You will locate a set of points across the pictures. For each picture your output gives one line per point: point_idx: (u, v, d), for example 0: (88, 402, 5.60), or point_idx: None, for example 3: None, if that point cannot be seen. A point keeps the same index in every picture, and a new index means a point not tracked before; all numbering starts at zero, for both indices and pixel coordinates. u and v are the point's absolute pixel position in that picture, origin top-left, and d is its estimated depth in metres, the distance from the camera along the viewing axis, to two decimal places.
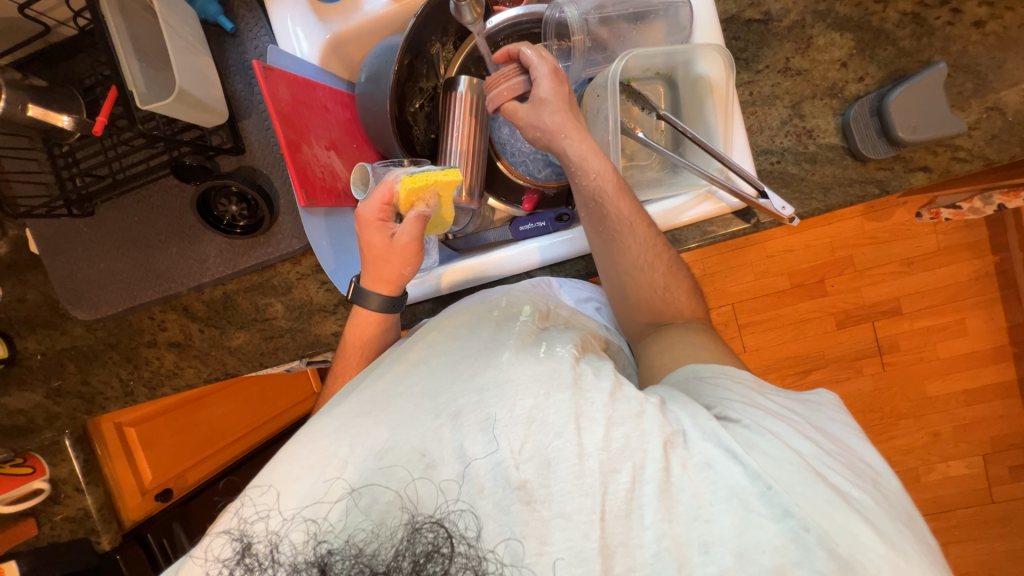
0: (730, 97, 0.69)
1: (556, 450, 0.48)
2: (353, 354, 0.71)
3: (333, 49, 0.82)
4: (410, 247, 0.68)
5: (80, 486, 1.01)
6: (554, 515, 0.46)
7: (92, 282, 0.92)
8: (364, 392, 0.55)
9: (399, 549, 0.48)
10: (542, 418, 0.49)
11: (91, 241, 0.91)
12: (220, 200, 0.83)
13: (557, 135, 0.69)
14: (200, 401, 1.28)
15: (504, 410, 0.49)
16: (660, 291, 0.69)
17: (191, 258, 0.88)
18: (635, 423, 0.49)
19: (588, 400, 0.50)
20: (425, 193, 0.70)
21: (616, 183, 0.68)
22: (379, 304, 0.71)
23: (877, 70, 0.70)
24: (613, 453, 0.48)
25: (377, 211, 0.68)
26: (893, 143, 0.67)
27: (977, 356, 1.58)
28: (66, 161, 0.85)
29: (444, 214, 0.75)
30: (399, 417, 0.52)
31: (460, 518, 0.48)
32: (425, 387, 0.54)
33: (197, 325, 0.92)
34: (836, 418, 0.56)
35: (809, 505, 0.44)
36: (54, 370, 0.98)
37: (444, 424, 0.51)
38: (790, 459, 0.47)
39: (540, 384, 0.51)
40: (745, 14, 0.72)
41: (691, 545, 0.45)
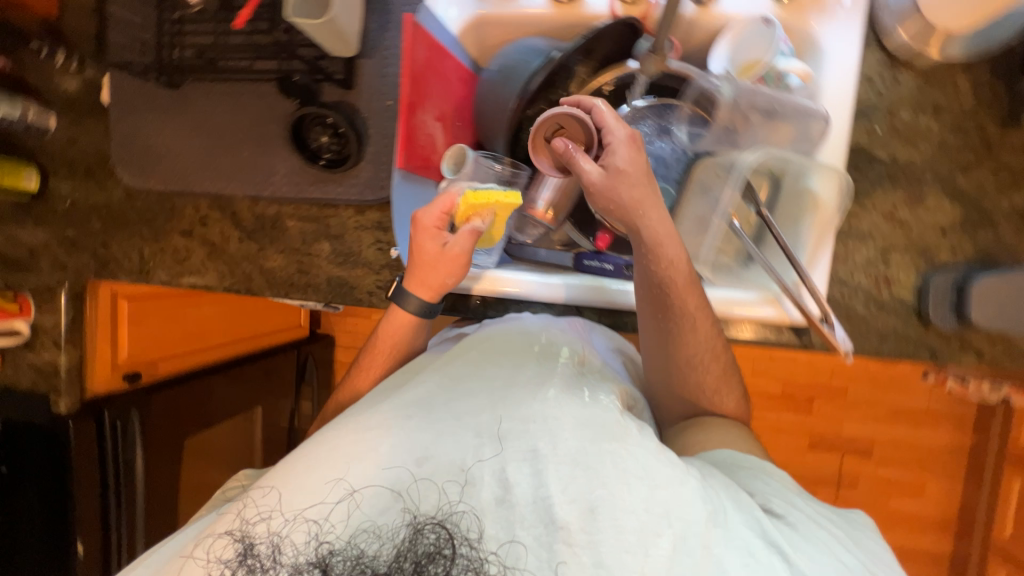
0: (831, 222, 0.72)
1: (599, 497, 0.48)
2: (381, 353, 0.72)
3: (475, 28, 0.81)
4: (457, 259, 0.69)
5: (59, 341, 0.99)
6: (593, 565, 0.46)
7: (153, 153, 0.90)
8: (407, 394, 0.58)
9: (400, 550, 0.48)
10: (585, 463, 0.49)
11: (166, 114, 0.89)
12: (313, 127, 0.82)
13: (633, 213, 0.63)
14: (194, 297, 1.31)
15: (547, 444, 0.51)
16: (706, 390, 0.72)
17: (260, 168, 0.86)
18: (674, 488, 0.49)
19: (631, 454, 0.50)
20: (485, 210, 0.70)
21: (688, 274, 0.67)
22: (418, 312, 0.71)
23: (972, 247, 0.72)
24: (655, 515, 0.47)
25: (434, 219, 0.67)
26: (962, 320, 0.69)
27: (924, 521, 1.64)
28: (175, 32, 0.84)
29: (493, 232, 0.76)
30: (440, 426, 0.54)
31: (460, 519, 0.49)
32: (463, 403, 0.56)
33: (239, 233, 0.89)
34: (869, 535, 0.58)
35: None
36: (77, 222, 0.95)
37: (484, 444, 0.52)
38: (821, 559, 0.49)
39: (584, 429, 0.52)
40: (873, 149, 0.73)
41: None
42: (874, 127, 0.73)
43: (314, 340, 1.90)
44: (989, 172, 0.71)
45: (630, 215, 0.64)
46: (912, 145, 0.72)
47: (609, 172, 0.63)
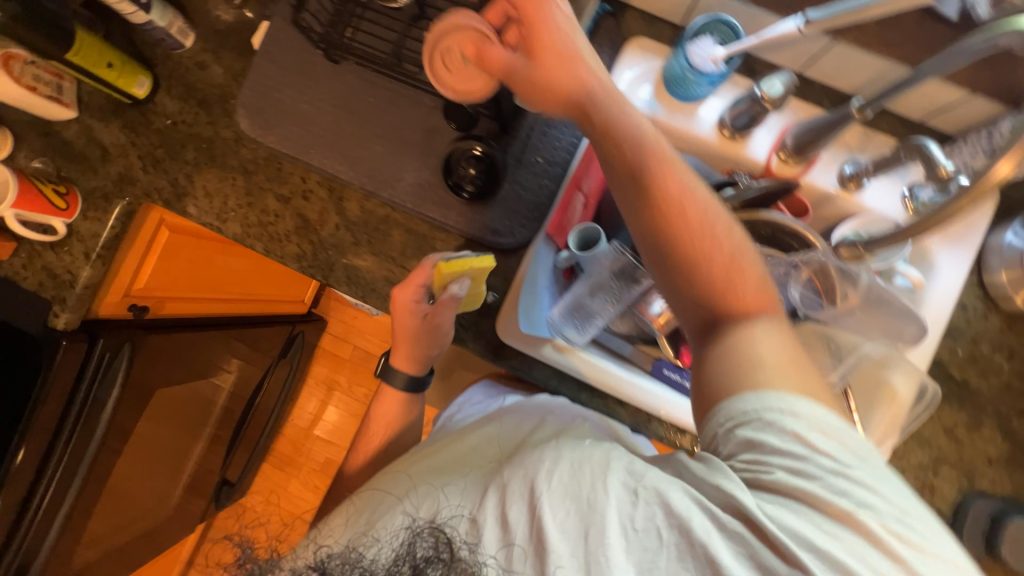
0: (899, 420, 0.76)
1: (580, 521, 0.51)
2: (376, 428, 0.87)
3: None
4: (432, 331, 0.79)
5: (91, 254, 0.90)
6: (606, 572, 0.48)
7: (281, 110, 0.86)
8: (421, 459, 0.71)
9: (400, 554, 0.53)
10: (578, 495, 0.52)
11: (313, 80, 0.87)
12: (460, 160, 0.80)
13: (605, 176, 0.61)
14: (226, 246, 1.21)
15: (544, 477, 0.54)
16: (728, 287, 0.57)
17: (388, 168, 0.84)
18: (640, 504, 0.50)
19: (592, 466, 0.54)
20: (460, 276, 0.74)
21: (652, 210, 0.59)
22: (403, 384, 0.87)
23: (1008, 484, 0.78)
24: (638, 527, 0.49)
25: (410, 297, 0.76)
26: (995, 556, 0.74)
27: None
28: (355, 12, 0.82)
29: (478, 292, 0.78)
30: (443, 468, 0.66)
31: (458, 525, 0.55)
32: (461, 462, 0.68)
33: (338, 220, 0.86)
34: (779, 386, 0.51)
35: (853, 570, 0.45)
36: (170, 143, 0.89)
37: (486, 489, 0.58)
38: (842, 540, 0.46)
39: (579, 463, 0.54)
40: (950, 367, 0.79)
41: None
42: (956, 349, 0.80)
43: (308, 321, 1.79)
44: None
45: (604, 141, 0.59)
46: (984, 377, 0.79)
47: (534, 58, 0.59)
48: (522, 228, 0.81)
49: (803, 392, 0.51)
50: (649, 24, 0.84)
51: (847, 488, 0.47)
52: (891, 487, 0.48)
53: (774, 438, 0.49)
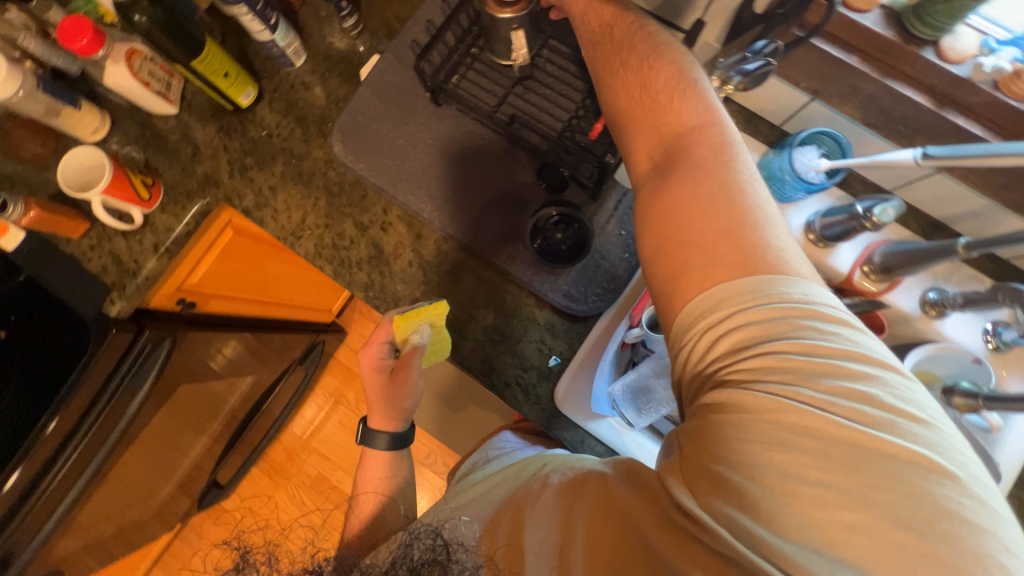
0: None
1: (568, 546, 0.50)
2: (367, 489, 0.78)
3: None
4: (394, 389, 0.79)
5: (159, 247, 0.90)
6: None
7: (377, 142, 0.88)
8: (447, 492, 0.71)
9: (399, 560, 0.55)
10: (566, 514, 0.52)
11: (414, 120, 0.88)
12: (547, 221, 0.82)
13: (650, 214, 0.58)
14: (277, 251, 1.17)
15: (532, 490, 0.57)
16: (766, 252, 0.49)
17: (472, 215, 0.85)
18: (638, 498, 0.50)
19: (581, 484, 0.54)
20: (419, 325, 0.77)
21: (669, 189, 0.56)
22: (386, 445, 0.80)
23: None
24: (614, 520, 0.50)
25: (374, 354, 0.79)
26: None
27: None
28: (465, 60, 0.83)
29: (443, 339, 0.79)
30: (453, 496, 0.66)
31: (460, 530, 0.57)
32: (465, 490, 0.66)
33: (412, 257, 0.86)
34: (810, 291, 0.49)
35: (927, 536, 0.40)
36: (262, 153, 0.90)
37: (484, 506, 0.60)
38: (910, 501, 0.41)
39: (574, 481, 0.55)
40: (1018, 517, 0.76)
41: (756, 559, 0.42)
42: None
43: (331, 330, 1.76)
44: None
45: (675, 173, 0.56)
46: None
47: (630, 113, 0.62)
48: (597, 301, 0.81)
49: (846, 373, 0.45)
50: (749, 120, 0.86)
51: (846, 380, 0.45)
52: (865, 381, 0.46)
53: (802, 394, 0.45)
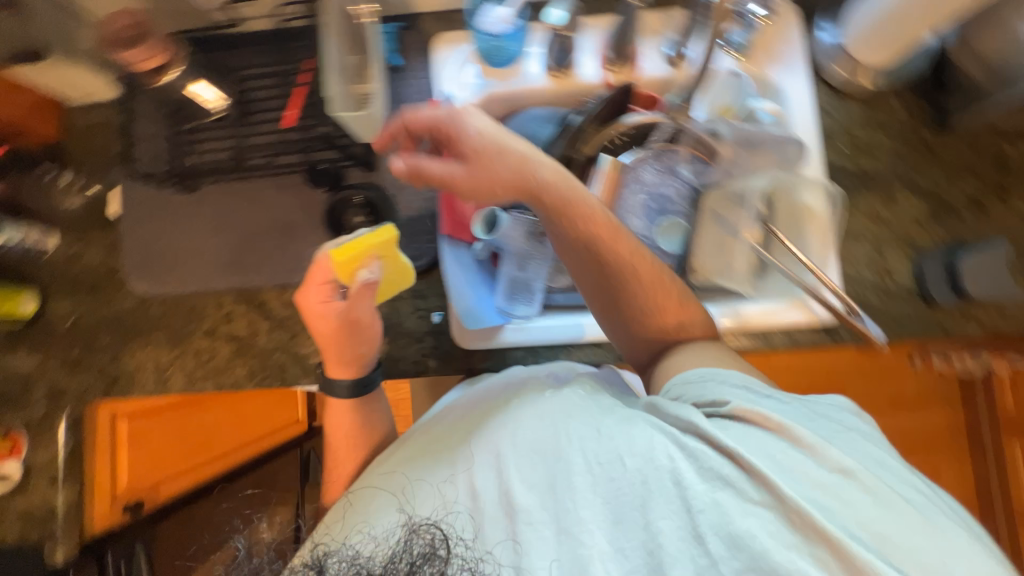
0: (828, 226, 0.81)
1: (556, 478, 0.54)
2: (341, 449, 0.76)
3: (483, 105, 0.90)
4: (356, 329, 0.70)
5: (58, 478, 0.88)
6: (559, 532, 0.53)
7: (171, 257, 0.88)
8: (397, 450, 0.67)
9: (398, 551, 0.52)
10: (541, 453, 0.55)
11: (187, 218, 0.88)
12: (346, 211, 0.84)
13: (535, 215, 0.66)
14: (195, 405, 1.14)
15: (507, 447, 0.57)
16: (655, 301, 0.67)
17: (289, 255, 0.86)
18: (630, 434, 0.53)
19: (578, 429, 0.55)
20: (365, 258, 0.69)
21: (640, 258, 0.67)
22: (347, 391, 0.75)
23: (945, 233, 0.83)
24: (606, 467, 0.52)
25: (317, 297, 0.69)
26: (961, 296, 0.78)
27: None
28: (187, 140, 0.87)
29: (393, 271, 0.73)
30: (416, 466, 0.62)
31: (457, 522, 0.56)
32: (435, 453, 0.62)
33: (267, 323, 0.86)
34: (853, 418, 0.57)
35: (852, 510, 0.46)
36: (83, 338, 0.88)
37: (460, 469, 0.59)
38: (836, 485, 0.48)
39: (547, 421, 0.57)
40: (844, 164, 0.85)
41: (686, 538, 0.49)
42: (839, 145, 0.86)
43: None
44: (938, 169, 0.85)
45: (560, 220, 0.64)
46: (873, 155, 0.85)
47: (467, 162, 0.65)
48: (432, 244, 0.85)
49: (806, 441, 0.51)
50: (445, 20, 0.90)
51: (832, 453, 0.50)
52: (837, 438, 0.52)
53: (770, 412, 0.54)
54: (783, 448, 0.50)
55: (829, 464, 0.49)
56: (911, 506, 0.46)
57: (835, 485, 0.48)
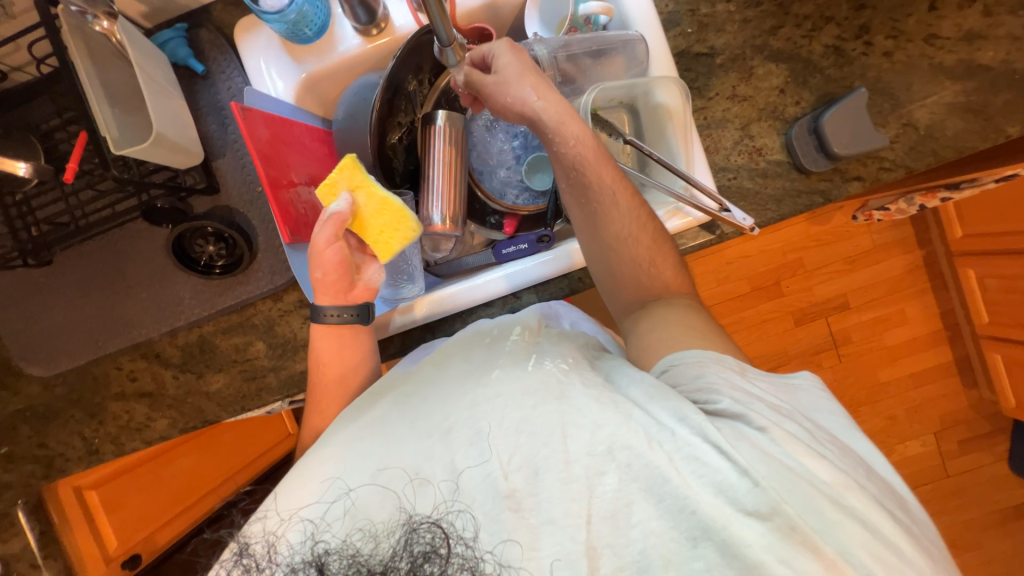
0: (687, 121, 0.75)
1: (544, 458, 0.48)
2: (330, 382, 0.70)
3: (308, 88, 0.83)
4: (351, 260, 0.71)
5: (36, 562, 0.94)
6: (543, 522, 0.46)
7: (49, 335, 0.84)
8: (367, 417, 0.58)
9: (397, 548, 0.46)
10: (529, 428, 0.49)
11: (50, 292, 0.84)
12: (196, 242, 0.80)
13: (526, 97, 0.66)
14: (163, 455, 1.17)
15: (493, 422, 0.50)
16: (643, 266, 0.68)
17: (164, 302, 0.84)
18: (623, 422, 0.48)
19: (574, 406, 0.50)
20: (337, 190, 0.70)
21: (597, 151, 0.67)
22: (339, 315, 0.70)
23: (810, 94, 0.79)
24: (598, 455, 0.48)
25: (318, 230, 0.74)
26: (830, 158, 0.75)
27: (919, 342, 1.74)
28: (25, 209, 0.79)
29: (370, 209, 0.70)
30: (393, 441, 0.54)
31: (456, 518, 0.48)
32: (416, 417, 0.55)
33: (171, 372, 0.87)
34: (826, 411, 0.56)
35: (809, 517, 0.44)
36: (4, 435, 0.88)
37: (436, 442, 0.52)
38: (809, 490, 0.45)
39: (528, 395, 0.52)
40: (693, 49, 0.80)
41: (679, 541, 0.45)
42: (685, 30, 0.80)
43: None
44: (793, 26, 0.79)
45: (582, 168, 0.67)
46: (722, 31, 0.80)
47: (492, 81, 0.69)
48: None
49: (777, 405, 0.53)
50: (239, 6, 0.81)
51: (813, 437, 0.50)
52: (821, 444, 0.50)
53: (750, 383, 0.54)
54: (754, 441, 0.47)
55: (820, 470, 0.46)
56: (852, 516, 0.44)
57: (777, 458, 0.46)
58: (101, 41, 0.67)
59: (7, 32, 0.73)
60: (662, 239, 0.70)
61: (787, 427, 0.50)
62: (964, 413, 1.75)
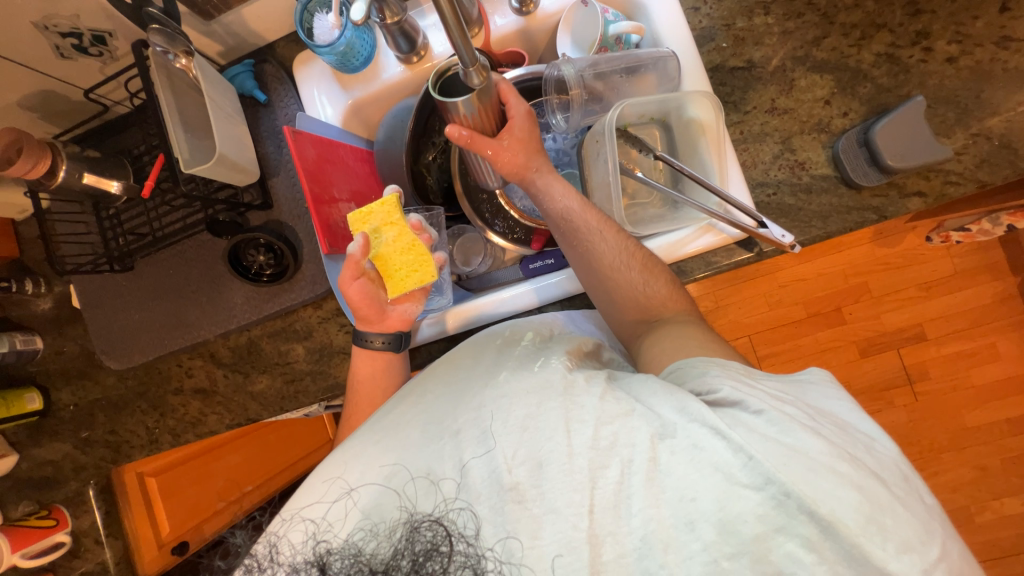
0: (722, 135, 0.73)
1: (547, 451, 0.45)
2: (364, 397, 0.73)
3: (354, 113, 0.90)
4: (377, 288, 0.73)
5: (101, 538, 1.05)
6: (545, 511, 0.44)
7: (125, 333, 0.94)
8: (377, 421, 0.54)
9: (398, 548, 0.44)
10: (535, 425, 0.47)
11: (128, 294, 0.94)
12: (249, 251, 0.87)
13: (525, 171, 0.73)
14: (217, 449, 1.26)
15: (499, 422, 0.48)
16: (641, 288, 0.67)
17: (219, 306, 0.91)
18: (625, 420, 0.46)
19: (580, 404, 0.48)
20: (372, 225, 0.72)
21: (580, 201, 0.70)
22: (382, 342, 0.75)
23: (860, 105, 0.74)
24: (601, 449, 0.45)
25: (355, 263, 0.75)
26: (885, 171, 0.70)
27: (1014, 383, 1.52)
28: (114, 221, 0.91)
29: (397, 250, 0.71)
30: (405, 444, 0.50)
31: (459, 516, 0.45)
32: (428, 412, 0.52)
33: (222, 370, 0.94)
34: (828, 395, 0.51)
35: (813, 488, 0.39)
36: (84, 421, 0.99)
37: (446, 444, 0.49)
38: (813, 466, 0.40)
39: (533, 394, 0.49)
40: (729, 63, 0.78)
41: (677, 526, 0.42)
42: (720, 44, 0.79)
43: None
44: (839, 36, 0.75)
45: (565, 221, 0.70)
46: (760, 44, 0.77)
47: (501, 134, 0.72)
48: None
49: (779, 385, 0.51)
50: (299, 41, 0.91)
51: (825, 420, 0.46)
52: (828, 421, 0.46)
53: (759, 377, 0.52)
54: (750, 424, 0.43)
55: (817, 443, 0.42)
56: (867, 490, 0.40)
57: (773, 437, 0.42)
58: (181, 76, 0.78)
59: (110, 71, 0.86)
60: (656, 264, 0.70)
61: (788, 411, 0.46)
62: None
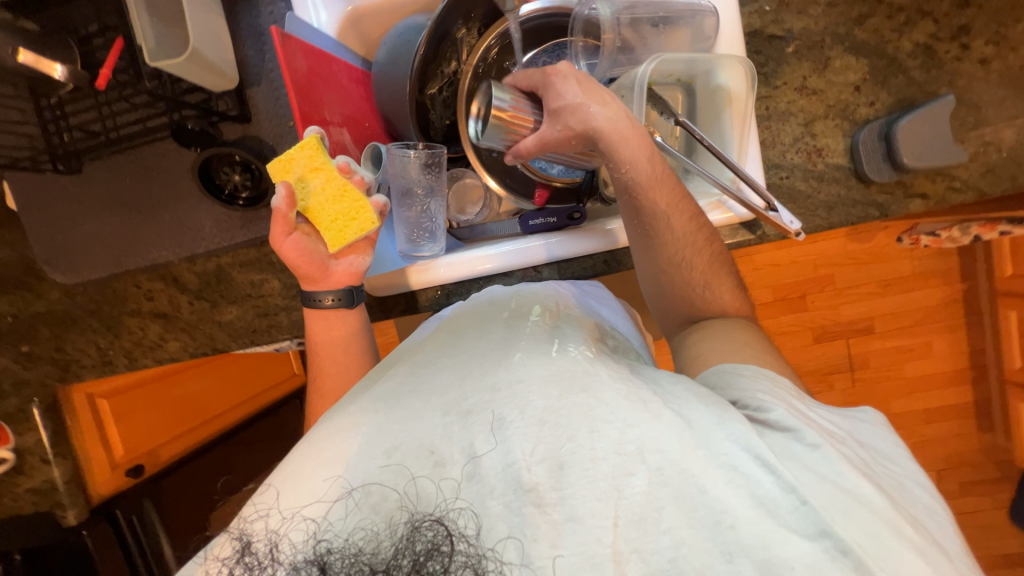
0: (748, 109, 0.70)
1: (569, 452, 0.44)
2: (343, 342, 0.69)
3: (351, 23, 0.80)
4: (316, 243, 0.69)
5: (47, 458, 0.99)
6: (566, 518, 0.42)
7: (73, 244, 0.84)
8: (377, 389, 0.52)
9: (398, 547, 0.42)
10: (555, 420, 0.45)
11: (74, 200, 0.83)
12: (222, 169, 0.78)
13: (603, 133, 0.62)
14: (176, 375, 1.21)
15: (515, 411, 0.45)
16: (700, 289, 0.66)
17: (184, 226, 0.83)
18: (652, 424, 0.44)
19: (604, 401, 0.45)
20: (297, 172, 0.66)
21: (662, 177, 0.64)
22: (333, 300, 0.69)
23: (888, 96, 0.73)
24: (628, 455, 0.43)
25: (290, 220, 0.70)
26: (897, 168, 0.70)
27: (940, 378, 1.68)
28: (58, 115, 0.79)
29: (330, 199, 0.67)
30: (408, 413, 0.48)
31: (459, 516, 0.43)
32: (434, 385, 0.50)
33: (186, 296, 0.87)
34: (873, 436, 0.53)
35: (865, 541, 0.40)
36: (26, 334, 0.90)
37: (453, 422, 0.46)
38: (868, 519, 0.42)
39: (553, 384, 0.47)
40: (767, 30, 0.73)
41: (715, 555, 0.41)
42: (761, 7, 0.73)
43: None
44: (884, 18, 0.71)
45: (640, 201, 0.65)
46: (803, 13, 0.72)
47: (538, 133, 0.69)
48: None
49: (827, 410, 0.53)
50: None
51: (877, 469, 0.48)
52: (883, 473, 0.48)
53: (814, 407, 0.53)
54: (805, 459, 0.45)
55: (870, 492, 0.43)
56: (907, 543, 0.41)
57: (829, 479, 0.44)
58: None
59: None
60: (722, 261, 0.68)
61: (840, 450, 0.47)
62: (974, 454, 1.70)
